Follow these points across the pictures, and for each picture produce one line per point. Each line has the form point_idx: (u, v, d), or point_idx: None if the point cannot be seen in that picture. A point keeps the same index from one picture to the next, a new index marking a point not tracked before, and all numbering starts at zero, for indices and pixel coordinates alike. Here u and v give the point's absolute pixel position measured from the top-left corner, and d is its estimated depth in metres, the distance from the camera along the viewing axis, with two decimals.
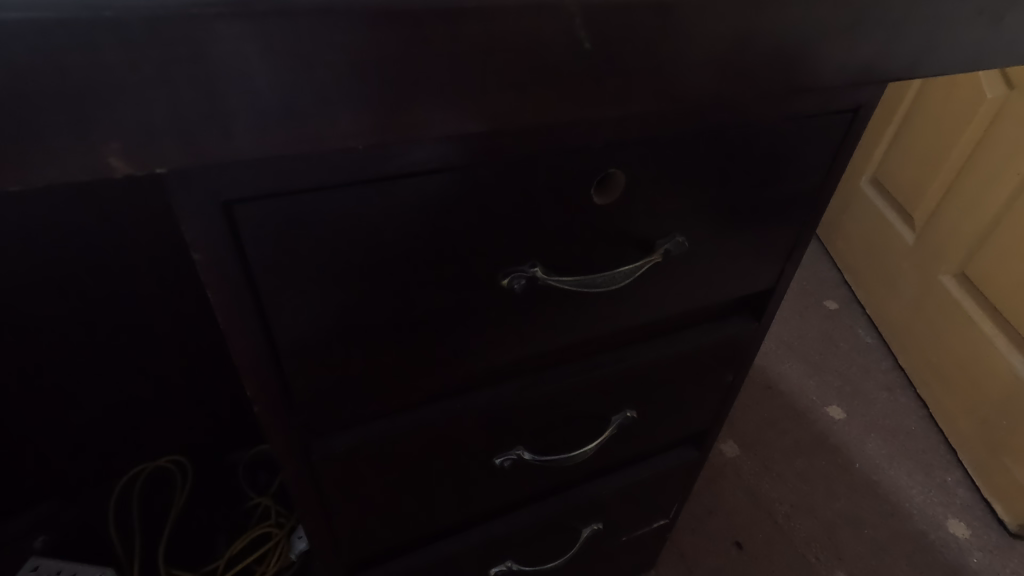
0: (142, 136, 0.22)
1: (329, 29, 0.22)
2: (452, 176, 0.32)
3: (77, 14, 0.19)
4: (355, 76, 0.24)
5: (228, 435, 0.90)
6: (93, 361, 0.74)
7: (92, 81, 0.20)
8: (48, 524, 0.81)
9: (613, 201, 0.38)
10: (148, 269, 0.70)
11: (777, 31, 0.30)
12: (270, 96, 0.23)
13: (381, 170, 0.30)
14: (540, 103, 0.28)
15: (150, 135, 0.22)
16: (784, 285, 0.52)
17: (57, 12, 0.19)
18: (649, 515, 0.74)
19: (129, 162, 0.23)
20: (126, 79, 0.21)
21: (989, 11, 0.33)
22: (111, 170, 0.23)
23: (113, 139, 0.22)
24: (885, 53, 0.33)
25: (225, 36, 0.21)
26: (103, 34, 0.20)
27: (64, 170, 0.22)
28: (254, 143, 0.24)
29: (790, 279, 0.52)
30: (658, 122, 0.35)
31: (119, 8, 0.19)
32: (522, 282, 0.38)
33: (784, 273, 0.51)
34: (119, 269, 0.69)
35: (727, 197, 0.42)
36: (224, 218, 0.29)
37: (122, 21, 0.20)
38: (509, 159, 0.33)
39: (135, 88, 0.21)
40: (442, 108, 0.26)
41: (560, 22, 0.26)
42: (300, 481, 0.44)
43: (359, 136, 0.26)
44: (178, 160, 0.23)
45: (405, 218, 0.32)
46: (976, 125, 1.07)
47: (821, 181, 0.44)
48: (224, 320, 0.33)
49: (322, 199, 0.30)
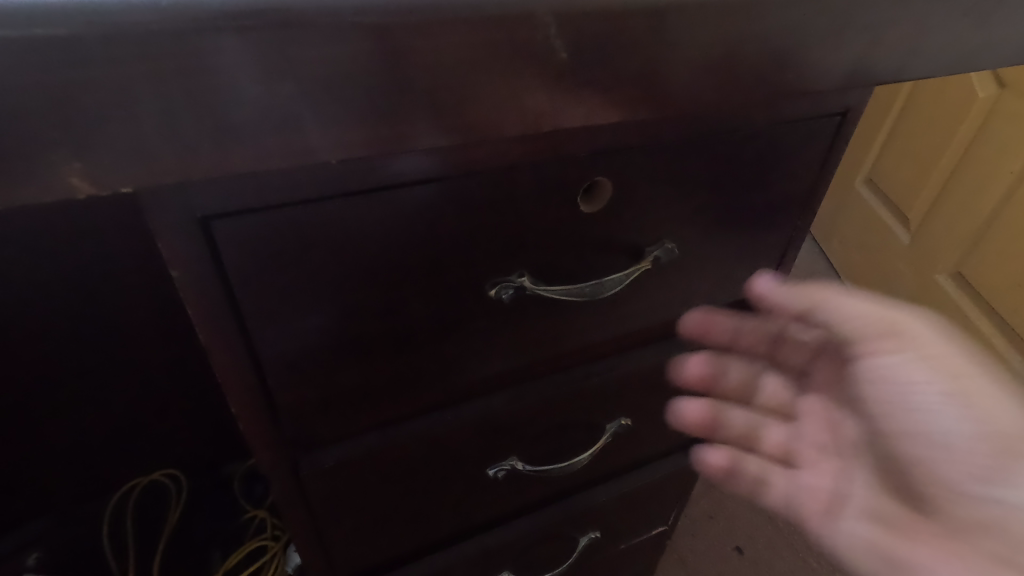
0: (104, 156, 0.22)
1: (302, 44, 0.22)
2: (439, 189, 0.32)
3: (35, 32, 0.19)
4: (331, 92, 0.24)
5: (226, 446, 0.89)
6: (85, 375, 0.73)
7: (52, 99, 0.20)
8: (40, 541, 0.80)
9: (600, 209, 0.38)
10: (139, 281, 0.70)
11: (760, 35, 0.30)
12: (240, 112, 0.23)
13: (362, 183, 0.30)
14: (522, 112, 0.28)
15: (112, 153, 0.22)
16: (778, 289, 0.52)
17: (14, 31, 0.19)
18: (647, 523, 0.73)
19: (92, 182, 0.22)
20: (83, 96, 0.20)
21: (972, 13, 0.33)
22: (75, 190, 0.22)
23: (73, 159, 0.21)
24: (872, 54, 0.33)
25: (187, 53, 0.21)
26: (60, 52, 0.19)
27: (25, 190, 0.21)
28: (227, 160, 0.24)
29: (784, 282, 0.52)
30: (643, 128, 0.35)
31: (74, 25, 0.19)
32: (510, 292, 0.38)
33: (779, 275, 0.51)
34: (108, 282, 0.68)
35: (717, 202, 0.41)
36: (200, 235, 0.28)
37: (78, 38, 0.19)
38: (494, 172, 0.33)
39: (94, 106, 0.21)
40: (422, 122, 0.26)
41: (536, 34, 0.25)
42: (289, 497, 0.43)
43: (338, 150, 0.25)
44: (144, 180, 0.23)
45: (392, 232, 0.32)
46: (968, 127, 1.07)
47: (812, 184, 0.44)
48: (204, 336, 0.32)
49: (303, 214, 0.29)
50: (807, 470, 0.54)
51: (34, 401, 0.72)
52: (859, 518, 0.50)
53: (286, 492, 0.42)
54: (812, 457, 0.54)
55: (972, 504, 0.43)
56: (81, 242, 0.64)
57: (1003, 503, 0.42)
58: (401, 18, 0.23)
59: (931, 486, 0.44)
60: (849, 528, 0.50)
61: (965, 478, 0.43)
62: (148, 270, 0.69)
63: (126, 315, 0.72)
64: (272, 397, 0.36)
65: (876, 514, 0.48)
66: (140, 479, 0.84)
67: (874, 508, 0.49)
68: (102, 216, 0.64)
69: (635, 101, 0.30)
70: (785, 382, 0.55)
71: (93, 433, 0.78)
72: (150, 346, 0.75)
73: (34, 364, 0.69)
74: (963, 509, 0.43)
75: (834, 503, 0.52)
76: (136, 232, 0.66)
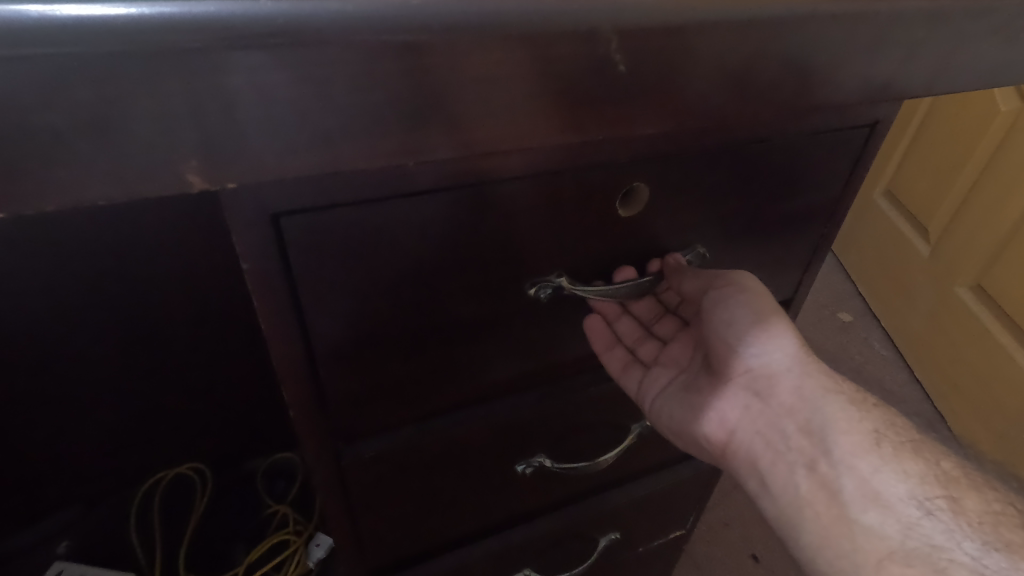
0: (215, 154, 0.23)
1: (388, 56, 0.23)
2: (484, 191, 0.33)
3: (168, 39, 0.20)
4: (412, 98, 0.25)
5: (254, 441, 0.91)
6: (120, 371, 0.75)
7: (177, 103, 0.21)
8: (70, 529, 0.83)
9: (636, 212, 0.39)
10: (176, 281, 0.71)
11: (802, 52, 0.31)
12: (334, 116, 0.24)
13: (419, 184, 0.32)
14: (576, 120, 0.28)
15: (221, 152, 0.23)
16: (802, 295, 0.54)
17: (151, 41, 0.20)
18: (666, 526, 0.74)
19: (206, 179, 0.24)
20: (201, 98, 0.22)
21: (1003, 31, 0.34)
22: (189, 186, 0.24)
23: (190, 158, 0.23)
24: (904, 70, 0.34)
25: (292, 63, 0.22)
26: (187, 60, 0.21)
27: (147, 187, 0.23)
28: (319, 161, 0.25)
29: (807, 291, 0.54)
30: (680, 137, 0.36)
31: (206, 39, 0.20)
32: (548, 291, 0.40)
33: (803, 282, 0.53)
34: (146, 281, 0.70)
35: (747, 210, 0.43)
36: (271, 230, 0.30)
37: (207, 50, 0.21)
38: (531, 178, 0.34)
39: (209, 109, 0.22)
40: (490, 128, 0.27)
41: (595, 47, 0.26)
42: (327, 485, 0.44)
43: (379, 159, 0.26)
44: (246, 179, 0.24)
45: (437, 232, 0.34)
46: (990, 142, 1.07)
47: (839, 193, 0.45)
48: (264, 325, 0.34)
49: (359, 208, 0.31)
50: (659, 367, 0.54)
51: (70, 395, 0.74)
52: (680, 393, 0.53)
53: (325, 482, 0.44)
54: (668, 363, 0.55)
55: (747, 361, 0.50)
56: (123, 244, 0.66)
57: (768, 358, 0.49)
58: (440, 36, 0.23)
59: (720, 351, 0.51)
60: (664, 399, 0.53)
61: (746, 345, 0.49)
62: (184, 271, 0.71)
63: (156, 315, 0.73)
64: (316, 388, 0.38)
65: (684, 384, 0.54)
66: (167, 471, 0.86)
67: (692, 382, 0.54)
68: (144, 219, 0.66)
69: (663, 116, 0.30)
70: (673, 321, 0.56)
71: (124, 427, 0.80)
72: (182, 345, 0.77)
73: (71, 359, 0.71)
74: (740, 364, 0.50)
75: (664, 381, 0.54)
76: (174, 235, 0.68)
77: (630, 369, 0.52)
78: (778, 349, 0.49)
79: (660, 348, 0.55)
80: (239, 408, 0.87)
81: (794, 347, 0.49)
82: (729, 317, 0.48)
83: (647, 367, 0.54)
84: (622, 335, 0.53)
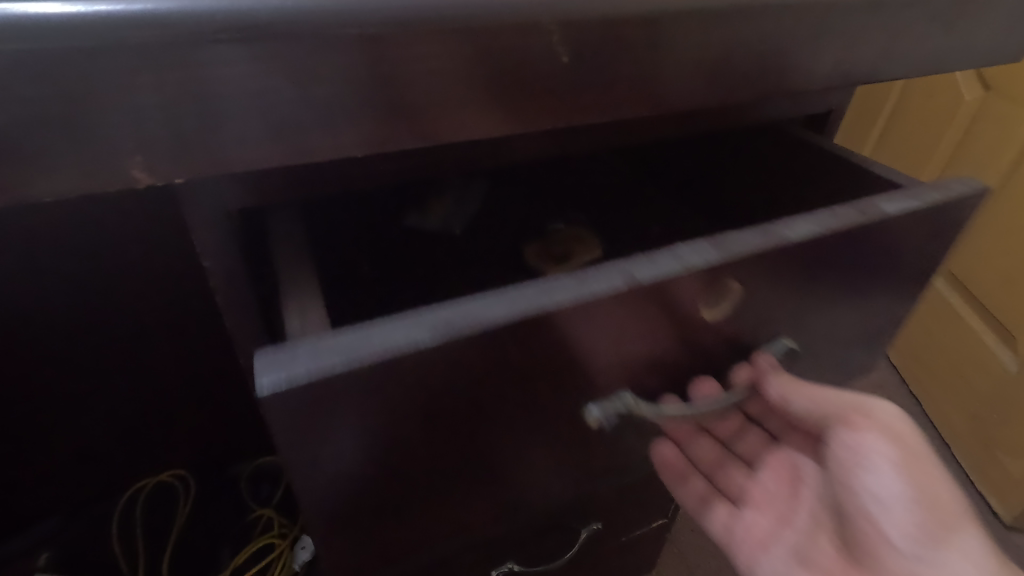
0: (159, 148, 0.23)
1: (332, 48, 0.23)
2: (488, 321, 0.30)
3: (107, 34, 0.20)
4: (358, 91, 0.25)
5: (235, 446, 0.87)
6: (83, 386, 0.68)
7: (118, 98, 0.21)
8: (50, 541, 0.77)
9: (714, 317, 0.37)
10: (145, 297, 0.64)
11: (750, 42, 0.32)
12: (280, 109, 0.24)
13: (373, 169, 0.35)
14: (526, 111, 0.29)
15: (165, 146, 0.23)
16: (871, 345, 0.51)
17: (92, 40, 0.20)
18: (648, 516, 0.75)
19: (151, 173, 0.24)
20: (143, 93, 0.22)
21: (940, 18, 0.36)
22: (137, 181, 0.24)
23: (136, 153, 0.23)
24: (851, 58, 0.35)
25: (234, 59, 0.22)
26: (128, 57, 0.21)
27: (92, 180, 0.23)
28: (266, 154, 0.25)
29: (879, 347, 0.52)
30: (613, 132, 0.40)
31: (143, 34, 0.21)
32: (613, 419, 0.37)
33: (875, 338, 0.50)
34: (106, 298, 0.63)
35: (802, 280, 0.39)
36: (227, 227, 0.32)
37: (146, 46, 0.21)
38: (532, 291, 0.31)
39: (152, 103, 0.22)
40: (444, 115, 0.27)
41: (541, 40, 0.27)
42: None
43: (339, 152, 0.26)
44: (193, 172, 0.24)
45: (439, 364, 0.30)
46: (952, 132, 1.05)
47: (916, 245, 0.43)
48: (231, 324, 0.35)
49: (347, 344, 0.28)
50: (748, 509, 0.50)
51: (38, 410, 0.68)
52: (795, 563, 0.46)
53: None
54: (762, 500, 0.50)
55: (913, 568, 0.40)
56: (81, 254, 0.59)
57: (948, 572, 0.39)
58: (384, 28, 0.24)
59: (869, 540, 0.42)
60: (772, 563, 0.47)
61: (907, 542, 0.40)
62: (155, 285, 0.64)
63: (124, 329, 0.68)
64: (314, 516, 0.35)
65: (803, 556, 0.46)
66: (149, 479, 0.82)
67: (817, 561, 0.45)
68: (105, 229, 0.58)
69: (629, 105, 0.31)
70: (758, 436, 0.52)
71: (98, 441, 0.75)
72: (157, 358, 0.70)
73: None
74: (901, 570, 0.40)
75: (765, 534, 0.49)
76: (136, 244, 0.60)
77: (709, 503, 0.51)
78: (960, 559, 0.39)
79: (748, 475, 0.51)
80: (218, 425, 0.82)
81: (976, 552, 0.39)
82: (871, 484, 0.41)
83: (738, 504, 0.51)
84: (697, 460, 0.52)
